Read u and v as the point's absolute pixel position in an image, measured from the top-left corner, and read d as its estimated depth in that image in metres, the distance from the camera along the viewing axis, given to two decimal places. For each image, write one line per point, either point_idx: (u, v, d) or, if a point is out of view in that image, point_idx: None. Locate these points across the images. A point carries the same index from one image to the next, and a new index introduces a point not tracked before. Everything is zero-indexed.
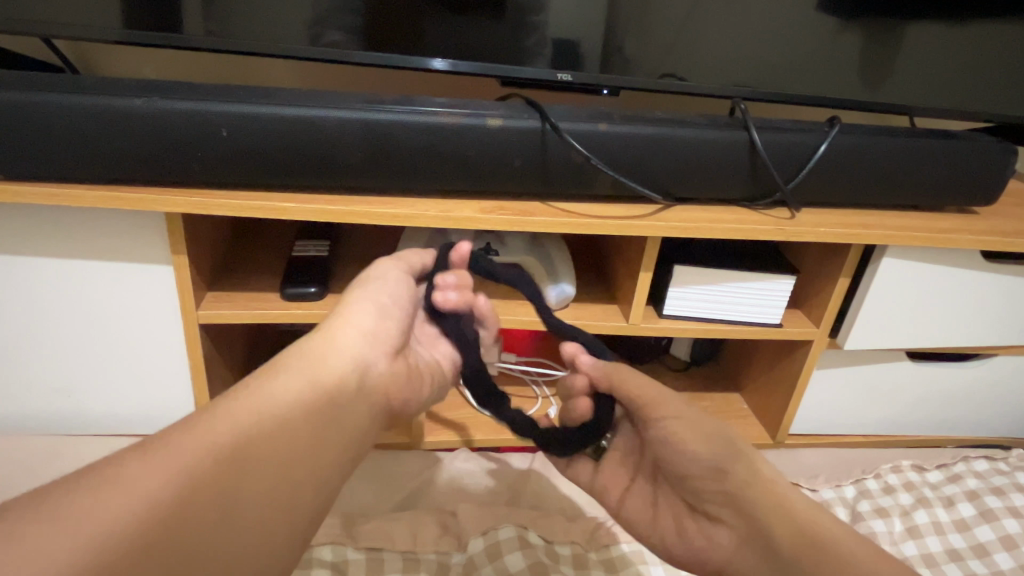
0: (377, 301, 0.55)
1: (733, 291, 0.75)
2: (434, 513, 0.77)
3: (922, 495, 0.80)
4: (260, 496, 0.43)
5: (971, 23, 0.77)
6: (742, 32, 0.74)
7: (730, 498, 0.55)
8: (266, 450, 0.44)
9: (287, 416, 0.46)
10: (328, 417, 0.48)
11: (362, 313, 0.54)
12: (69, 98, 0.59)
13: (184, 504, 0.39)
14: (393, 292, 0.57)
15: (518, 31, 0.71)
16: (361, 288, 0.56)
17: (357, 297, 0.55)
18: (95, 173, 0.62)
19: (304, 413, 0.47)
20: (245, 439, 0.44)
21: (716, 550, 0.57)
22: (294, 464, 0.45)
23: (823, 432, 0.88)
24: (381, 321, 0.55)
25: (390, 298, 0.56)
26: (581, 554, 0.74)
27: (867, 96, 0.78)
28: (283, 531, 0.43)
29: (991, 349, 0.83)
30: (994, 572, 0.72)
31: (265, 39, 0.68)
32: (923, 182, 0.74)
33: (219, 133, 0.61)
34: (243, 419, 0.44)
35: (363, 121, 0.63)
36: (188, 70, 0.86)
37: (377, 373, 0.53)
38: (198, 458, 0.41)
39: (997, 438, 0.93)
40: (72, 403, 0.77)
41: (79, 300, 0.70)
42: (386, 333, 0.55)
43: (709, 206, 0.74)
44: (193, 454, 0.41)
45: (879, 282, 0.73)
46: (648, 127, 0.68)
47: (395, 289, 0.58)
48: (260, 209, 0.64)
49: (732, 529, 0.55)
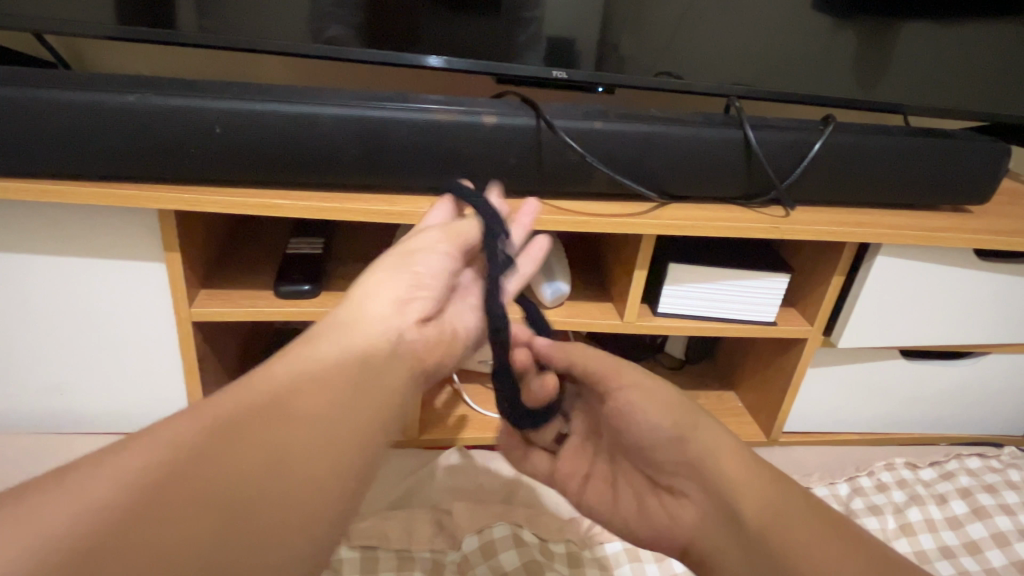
0: (416, 269, 0.48)
1: (727, 290, 0.75)
2: (428, 511, 0.77)
3: (915, 493, 0.81)
4: (291, 475, 0.36)
5: (966, 23, 0.77)
6: (737, 29, 0.74)
7: (691, 470, 0.52)
8: (310, 410, 0.39)
9: (329, 376, 0.41)
10: (375, 377, 0.43)
11: (391, 288, 0.47)
12: (63, 95, 0.58)
13: (216, 472, 0.34)
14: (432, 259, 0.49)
15: (513, 28, 0.71)
16: (394, 255, 0.49)
17: (392, 263, 0.48)
18: (88, 170, 0.61)
19: (347, 371, 0.42)
20: (282, 402, 0.38)
21: (684, 522, 0.54)
22: (344, 424, 0.40)
23: (816, 430, 0.89)
24: (411, 297, 0.48)
25: (431, 265, 0.49)
26: (575, 552, 0.74)
27: (862, 94, 0.78)
28: (342, 499, 0.38)
29: (984, 347, 0.83)
30: (987, 570, 0.73)
31: (260, 36, 0.67)
32: (917, 180, 0.74)
33: (213, 130, 0.61)
34: (276, 385, 0.39)
35: (357, 119, 0.62)
36: (180, 66, 0.86)
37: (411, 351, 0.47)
38: (225, 423, 0.36)
39: (989, 435, 0.94)
40: (65, 401, 0.76)
41: (72, 297, 0.69)
42: (416, 311, 0.48)
43: (704, 204, 0.74)
44: (219, 419, 0.36)
45: (873, 280, 0.73)
46: (642, 125, 0.68)
47: (432, 256, 0.49)
48: (255, 207, 0.63)
49: (699, 502, 0.53)
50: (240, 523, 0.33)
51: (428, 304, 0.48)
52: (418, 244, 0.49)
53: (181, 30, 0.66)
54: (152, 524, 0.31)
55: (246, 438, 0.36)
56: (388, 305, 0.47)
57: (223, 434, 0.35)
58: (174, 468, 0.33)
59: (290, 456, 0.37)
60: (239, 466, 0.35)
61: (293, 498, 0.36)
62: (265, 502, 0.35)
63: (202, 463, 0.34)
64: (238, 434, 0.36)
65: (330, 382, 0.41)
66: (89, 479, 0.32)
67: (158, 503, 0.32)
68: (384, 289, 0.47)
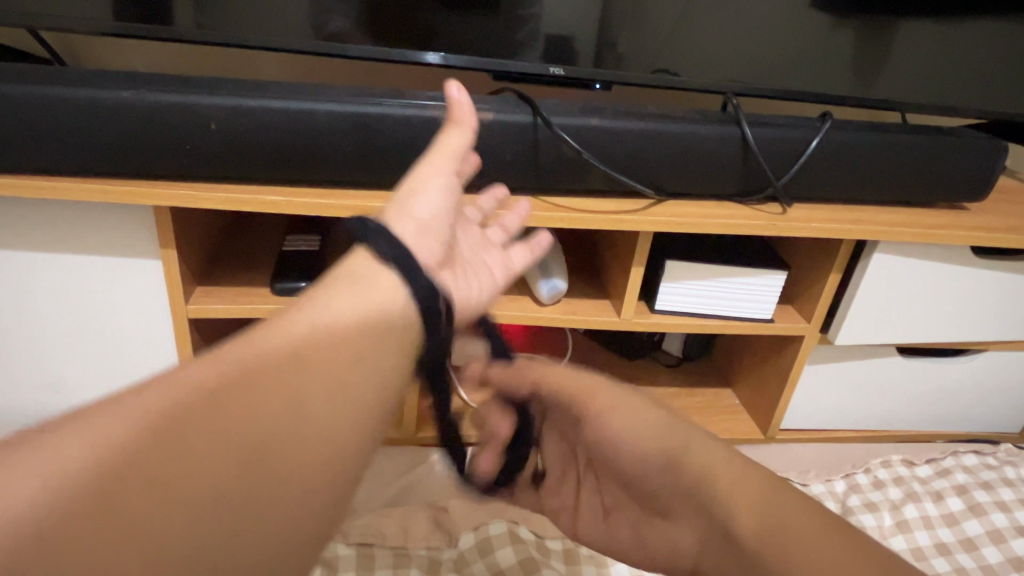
0: (416, 216, 0.42)
1: (724, 287, 0.75)
2: (425, 509, 0.76)
3: (912, 490, 0.81)
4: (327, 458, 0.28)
5: (965, 20, 0.76)
6: (735, 27, 0.74)
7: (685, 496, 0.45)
8: (348, 368, 0.31)
9: (358, 340, 0.32)
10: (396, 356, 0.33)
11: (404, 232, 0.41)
12: (56, 90, 0.58)
13: (252, 413, 0.27)
14: (432, 200, 0.43)
15: (512, 24, 0.71)
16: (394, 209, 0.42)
17: (392, 212, 0.42)
18: (82, 166, 0.61)
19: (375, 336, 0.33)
20: (320, 355, 0.30)
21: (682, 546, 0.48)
22: (384, 392, 0.32)
23: (813, 427, 0.89)
24: (420, 241, 0.42)
25: (432, 211, 0.43)
26: (572, 548, 0.74)
27: (860, 91, 0.78)
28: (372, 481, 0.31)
29: (982, 344, 0.83)
30: (983, 567, 0.73)
31: (258, 32, 0.67)
32: (914, 178, 0.74)
33: (209, 126, 0.60)
34: (308, 331, 0.31)
35: (354, 115, 0.62)
36: (175, 62, 0.86)
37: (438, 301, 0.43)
38: (251, 371, 0.28)
39: (986, 432, 0.94)
40: (61, 398, 0.76)
41: (67, 294, 0.69)
42: (428, 259, 0.42)
43: (701, 201, 0.74)
44: (250, 361, 0.29)
45: (870, 277, 0.73)
46: (640, 122, 0.68)
47: (433, 203, 0.44)
48: (251, 204, 0.63)
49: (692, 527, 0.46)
50: (281, 485, 0.27)
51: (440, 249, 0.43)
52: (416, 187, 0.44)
53: (179, 27, 0.65)
54: (178, 473, 0.25)
55: (286, 387, 0.28)
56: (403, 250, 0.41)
57: (253, 381, 0.28)
58: (200, 408, 0.26)
59: (339, 418, 0.29)
60: (275, 417, 0.27)
61: (340, 467, 0.29)
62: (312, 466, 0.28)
63: (237, 403, 0.27)
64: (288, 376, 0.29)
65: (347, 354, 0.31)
66: (94, 419, 0.25)
67: (182, 445, 0.25)
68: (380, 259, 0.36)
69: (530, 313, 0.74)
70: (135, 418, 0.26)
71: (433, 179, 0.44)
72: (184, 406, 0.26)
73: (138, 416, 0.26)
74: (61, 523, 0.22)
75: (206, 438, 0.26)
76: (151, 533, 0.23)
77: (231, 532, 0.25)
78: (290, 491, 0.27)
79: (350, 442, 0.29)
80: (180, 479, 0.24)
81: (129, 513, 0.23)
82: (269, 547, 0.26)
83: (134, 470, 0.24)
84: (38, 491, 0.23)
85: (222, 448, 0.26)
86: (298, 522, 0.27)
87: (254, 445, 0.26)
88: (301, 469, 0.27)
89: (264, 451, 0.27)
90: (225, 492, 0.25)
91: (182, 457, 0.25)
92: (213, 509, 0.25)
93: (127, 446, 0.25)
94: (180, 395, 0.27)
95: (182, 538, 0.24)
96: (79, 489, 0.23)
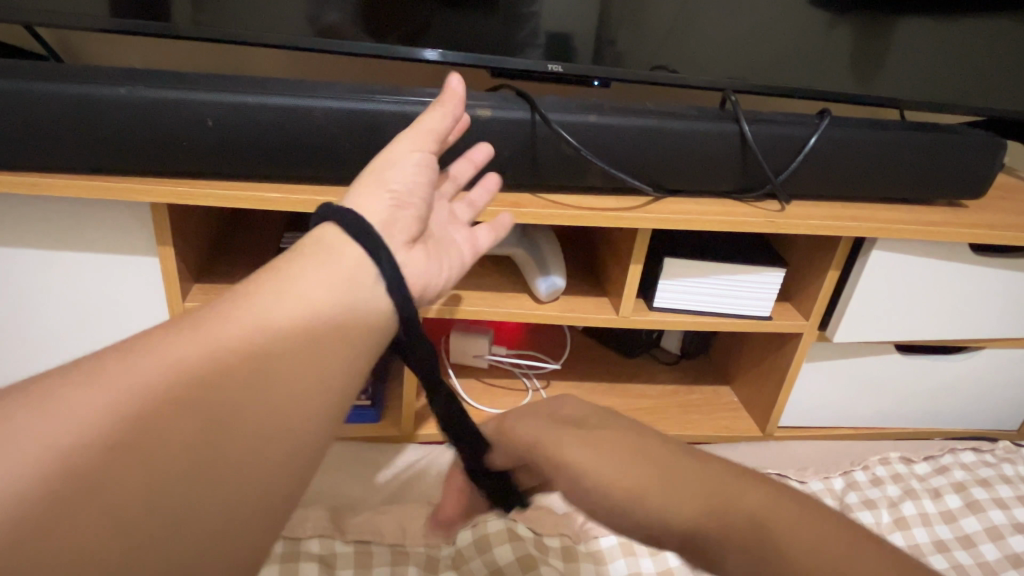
0: (392, 188, 0.44)
1: (723, 284, 0.75)
2: (422, 506, 0.76)
3: (909, 487, 0.81)
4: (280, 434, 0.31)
5: (964, 18, 0.76)
6: (733, 24, 0.74)
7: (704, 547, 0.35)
8: (311, 355, 0.33)
9: (326, 324, 0.34)
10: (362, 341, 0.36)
11: (377, 199, 0.43)
12: (52, 87, 0.58)
13: (215, 400, 0.29)
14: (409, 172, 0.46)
15: (510, 21, 0.70)
16: (370, 178, 0.44)
17: (366, 182, 0.44)
18: (79, 163, 0.61)
19: (344, 319, 0.35)
20: (288, 341, 0.32)
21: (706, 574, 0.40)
22: (345, 377, 0.34)
23: (811, 424, 0.89)
24: (394, 209, 0.44)
25: (407, 185, 0.45)
26: (570, 546, 0.74)
27: (858, 88, 0.78)
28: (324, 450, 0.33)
29: (980, 341, 0.83)
30: (980, 564, 0.73)
31: (255, 29, 0.67)
32: (912, 175, 0.74)
33: (206, 123, 0.60)
34: (279, 314, 0.33)
35: (352, 112, 0.62)
36: (172, 59, 0.86)
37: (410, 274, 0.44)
38: (211, 361, 0.30)
39: (983, 429, 0.94)
40: None
41: (63, 291, 0.69)
42: (399, 226, 0.43)
43: (700, 198, 0.74)
44: (221, 342, 0.31)
45: (869, 274, 0.73)
46: (638, 119, 0.68)
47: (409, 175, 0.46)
48: (249, 201, 0.63)
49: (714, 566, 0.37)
50: (238, 469, 0.29)
51: (414, 221, 0.45)
52: (396, 159, 0.46)
53: (176, 23, 0.65)
54: (144, 458, 0.27)
55: (250, 374, 0.31)
56: (379, 215, 0.42)
57: (219, 367, 0.30)
58: (166, 394, 0.29)
59: (299, 402, 0.32)
60: (237, 404, 0.30)
61: (290, 455, 0.31)
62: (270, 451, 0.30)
63: (203, 389, 0.29)
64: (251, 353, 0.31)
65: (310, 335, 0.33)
66: (69, 398, 0.28)
67: (150, 430, 0.28)
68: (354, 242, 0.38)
69: (529, 310, 0.73)
70: (105, 403, 0.28)
71: (413, 153, 0.47)
72: (150, 390, 0.29)
73: (110, 397, 0.28)
74: (33, 501, 0.25)
75: (171, 422, 0.28)
76: (116, 513, 0.26)
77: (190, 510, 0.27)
78: (248, 474, 0.29)
79: (307, 428, 0.32)
80: (146, 464, 0.27)
81: (96, 494, 0.26)
82: (225, 523, 0.28)
83: (103, 454, 0.27)
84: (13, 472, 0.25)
85: (187, 433, 0.28)
86: (254, 504, 0.29)
87: (215, 431, 0.29)
88: (260, 454, 0.30)
89: (217, 445, 0.29)
90: (187, 474, 0.28)
91: (148, 442, 0.27)
92: (174, 491, 0.27)
93: (97, 430, 0.27)
94: (150, 377, 0.29)
95: (145, 515, 0.26)
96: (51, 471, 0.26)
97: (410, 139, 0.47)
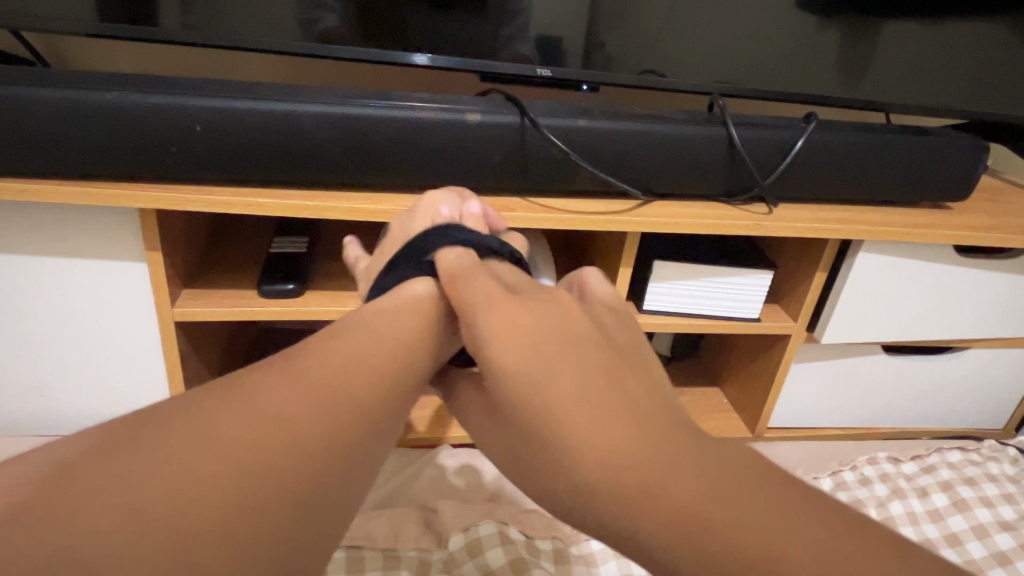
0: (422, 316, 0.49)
1: (712, 286, 0.75)
2: (414, 511, 0.76)
3: (897, 486, 0.80)
4: (279, 447, 0.34)
5: (948, 22, 0.77)
6: (721, 27, 0.74)
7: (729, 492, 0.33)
8: (293, 385, 0.38)
9: (317, 381, 0.39)
10: (350, 381, 0.40)
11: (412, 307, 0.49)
12: (39, 91, 0.57)
13: (205, 424, 0.34)
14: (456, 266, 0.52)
15: (500, 26, 0.71)
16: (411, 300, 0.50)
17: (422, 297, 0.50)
18: (67, 169, 0.61)
19: (329, 361, 0.41)
20: (276, 389, 0.37)
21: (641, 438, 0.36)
22: (341, 400, 0.39)
23: (800, 425, 0.90)
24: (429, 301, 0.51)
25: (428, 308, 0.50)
26: (561, 548, 0.74)
27: (843, 92, 0.79)
28: (326, 465, 0.36)
29: (964, 341, 0.84)
30: (974, 526, 0.75)
31: (244, 33, 0.67)
32: (897, 178, 0.74)
33: (194, 128, 0.60)
34: (282, 373, 0.39)
35: (341, 118, 0.62)
36: (161, 65, 0.86)
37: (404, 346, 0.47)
38: (200, 407, 0.35)
39: (965, 428, 0.95)
40: (46, 402, 0.76)
41: (51, 298, 0.69)
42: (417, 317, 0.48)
43: (687, 202, 0.75)
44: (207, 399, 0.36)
45: (856, 276, 0.74)
46: (625, 123, 0.68)
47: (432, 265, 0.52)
48: (236, 206, 0.63)
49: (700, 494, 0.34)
50: (252, 467, 0.33)
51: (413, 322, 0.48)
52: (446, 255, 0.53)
53: (165, 27, 0.65)
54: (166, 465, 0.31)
55: (264, 402, 0.36)
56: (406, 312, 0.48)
57: (223, 399, 0.36)
58: (164, 429, 0.33)
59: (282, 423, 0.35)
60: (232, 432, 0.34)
61: (293, 463, 0.34)
62: (274, 451, 0.34)
63: (195, 426, 0.34)
64: (245, 396, 0.36)
65: (297, 385, 0.38)
66: (110, 431, 0.33)
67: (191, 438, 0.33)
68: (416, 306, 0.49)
69: None
70: (109, 442, 0.32)
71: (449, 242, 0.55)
72: (152, 428, 0.33)
73: (128, 433, 0.33)
74: (78, 486, 0.29)
75: (174, 445, 0.32)
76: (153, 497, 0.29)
77: (224, 497, 0.31)
78: (285, 465, 0.34)
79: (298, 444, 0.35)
80: (149, 484, 0.30)
81: (120, 488, 0.29)
82: (261, 512, 0.32)
83: (100, 477, 0.30)
84: (53, 483, 0.29)
85: (189, 454, 0.32)
86: (284, 500, 0.33)
87: (242, 440, 0.34)
88: (265, 454, 0.33)
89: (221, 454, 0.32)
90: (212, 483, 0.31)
91: (157, 458, 0.31)
92: (210, 489, 0.31)
93: (126, 444, 0.32)
94: (161, 418, 0.34)
95: (177, 502, 0.30)
96: (82, 479, 0.29)
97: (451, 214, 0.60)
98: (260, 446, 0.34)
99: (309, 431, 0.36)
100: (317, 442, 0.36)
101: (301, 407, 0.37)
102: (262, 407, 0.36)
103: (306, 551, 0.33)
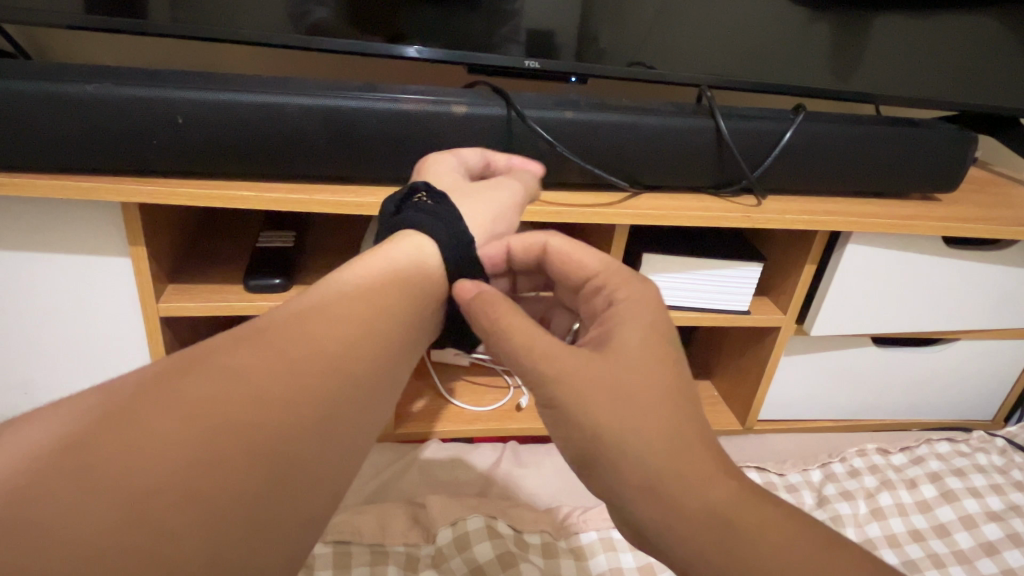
0: (418, 259, 0.44)
1: (701, 278, 0.75)
2: (403, 506, 0.76)
3: (886, 478, 0.80)
4: (298, 398, 0.32)
5: (939, 15, 0.77)
6: (712, 19, 0.74)
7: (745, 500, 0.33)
8: (319, 343, 0.35)
9: (338, 328, 0.37)
10: (372, 331, 0.38)
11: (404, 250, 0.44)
12: (15, 83, 0.56)
13: (231, 382, 0.31)
14: (581, 262, 0.48)
15: (490, 18, 0.70)
16: (396, 243, 0.45)
17: (410, 238, 0.45)
18: (48, 163, 0.60)
19: (353, 313, 0.38)
20: (295, 333, 0.35)
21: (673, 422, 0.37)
22: (367, 358, 0.37)
23: (789, 418, 0.90)
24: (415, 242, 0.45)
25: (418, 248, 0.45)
26: (550, 542, 0.74)
27: (832, 84, 0.79)
28: (341, 429, 0.34)
29: (952, 333, 0.84)
30: (964, 517, 0.76)
31: (232, 25, 0.66)
32: (884, 169, 0.74)
33: (176, 120, 0.59)
34: (296, 313, 0.36)
35: (326, 108, 0.61)
36: (144, 57, 0.85)
37: (416, 287, 0.43)
38: (212, 349, 0.33)
39: (951, 420, 0.96)
40: (29, 399, 0.74)
41: (34, 295, 0.67)
42: (411, 260, 0.44)
43: (677, 194, 0.74)
44: (217, 341, 0.33)
45: (844, 268, 0.74)
46: (613, 115, 0.68)
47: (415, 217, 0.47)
48: (220, 199, 0.62)
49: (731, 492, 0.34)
50: (270, 443, 0.30)
51: (412, 270, 0.43)
52: (570, 248, 0.49)
53: (153, 20, 0.64)
54: (180, 412, 0.29)
55: (281, 345, 0.34)
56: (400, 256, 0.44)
57: (235, 341, 0.33)
58: (173, 373, 0.31)
59: (300, 369, 0.33)
60: (257, 380, 0.31)
61: (314, 421, 0.32)
62: (290, 423, 0.31)
63: (208, 368, 0.31)
64: (257, 339, 0.34)
65: (314, 328, 0.36)
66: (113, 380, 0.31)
67: (205, 382, 0.30)
68: (437, 261, 0.45)
69: None
70: (116, 389, 0.30)
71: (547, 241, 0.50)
72: (163, 374, 0.31)
73: (136, 380, 0.30)
74: (80, 434, 0.27)
75: (185, 390, 0.30)
76: (165, 449, 0.27)
77: (237, 483, 0.28)
78: (302, 421, 0.32)
79: (317, 399, 0.33)
80: (160, 434, 0.28)
81: (138, 465, 0.26)
82: (266, 504, 0.29)
83: (109, 425, 0.28)
84: (59, 432, 0.27)
85: (200, 399, 0.30)
86: (295, 468, 0.31)
87: (265, 390, 0.31)
88: (284, 430, 0.31)
89: (239, 402, 0.30)
90: (228, 433, 0.29)
91: (168, 404, 0.29)
92: (226, 438, 0.29)
93: (134, 391, 0.30)
94: (175, 363, 0.32)
95: (194, 487, 0.27)
96: (86, 428, 0.27)
97: (500, 194, 0.53)
98: (283, 415, 0.31)
99: (330, 390, 0.34)
100: (331, 394, 0.34)
101: (319, 355, 0.34)
102: (278, 350, 0.33)
103: (308, 523, 0.31)
